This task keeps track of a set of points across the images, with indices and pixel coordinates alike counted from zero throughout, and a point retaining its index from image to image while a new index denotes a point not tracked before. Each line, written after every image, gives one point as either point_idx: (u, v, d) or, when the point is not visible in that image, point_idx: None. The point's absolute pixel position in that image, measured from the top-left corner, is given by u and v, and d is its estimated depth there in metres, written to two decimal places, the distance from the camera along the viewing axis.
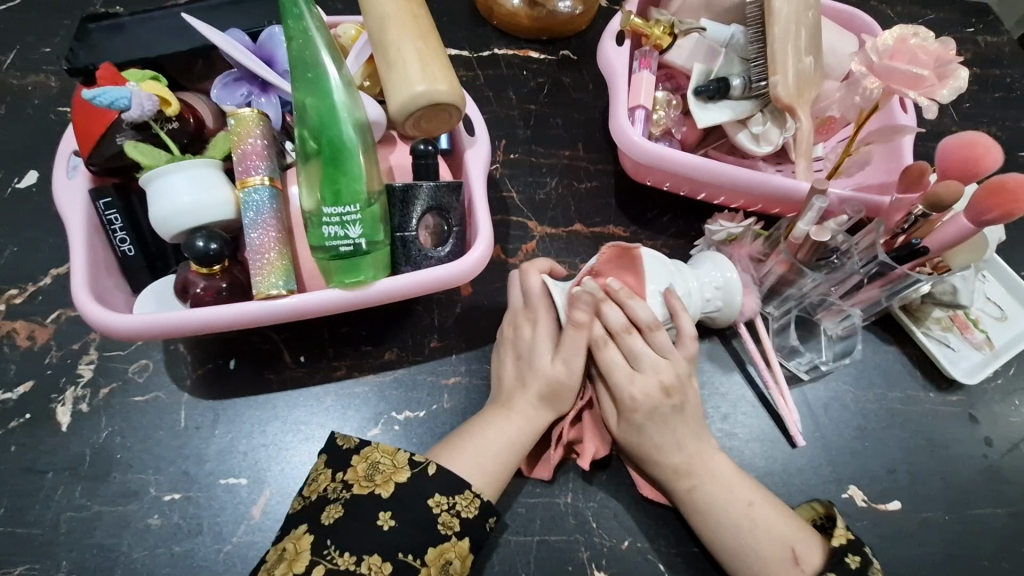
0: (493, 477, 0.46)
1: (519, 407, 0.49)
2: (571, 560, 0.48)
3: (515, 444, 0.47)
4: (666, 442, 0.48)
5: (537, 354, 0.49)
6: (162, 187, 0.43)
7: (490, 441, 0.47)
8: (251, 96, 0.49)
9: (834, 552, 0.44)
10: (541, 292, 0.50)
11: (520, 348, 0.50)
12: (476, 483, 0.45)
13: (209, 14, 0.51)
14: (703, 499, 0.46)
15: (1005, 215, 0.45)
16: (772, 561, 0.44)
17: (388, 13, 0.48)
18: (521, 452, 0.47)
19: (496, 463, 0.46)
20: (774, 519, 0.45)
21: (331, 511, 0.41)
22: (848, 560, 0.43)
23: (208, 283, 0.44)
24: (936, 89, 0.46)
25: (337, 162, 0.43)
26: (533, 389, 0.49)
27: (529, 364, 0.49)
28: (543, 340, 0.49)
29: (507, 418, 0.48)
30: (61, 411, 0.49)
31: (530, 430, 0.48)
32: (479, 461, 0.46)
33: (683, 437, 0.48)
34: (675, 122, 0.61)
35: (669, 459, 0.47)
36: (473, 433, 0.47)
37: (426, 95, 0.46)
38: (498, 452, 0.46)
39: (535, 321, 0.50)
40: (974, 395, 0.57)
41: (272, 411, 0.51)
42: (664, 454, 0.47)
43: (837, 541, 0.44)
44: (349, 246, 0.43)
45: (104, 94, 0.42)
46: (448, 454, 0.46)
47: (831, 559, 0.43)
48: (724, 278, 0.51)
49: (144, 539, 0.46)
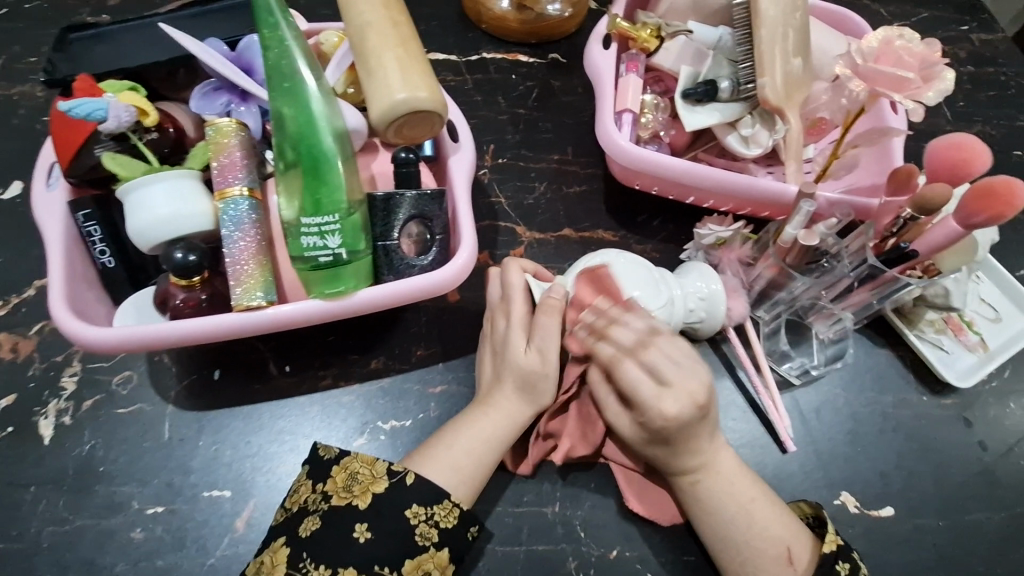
0: (469, 477, 0.45)
1: (497, 401, 0.48)
2: (558, 569, 0.48)
3: (491, 440, 0.46)
4: (690, 447, 0.45)
5: (510, 345, 0.48)
6: (140, 199, 0.43)
7: (466, 437, 0.46)
8: (231, 105, 0.48)
9: (825, 560, 0.43)
10: (521, 288, 0.49)
11: (496, 342, 0.49)
12: (452, 490, 0.44)
13: (190, 23, 0.50)
14: (705, 498, 0.45)
15: (994, 217, 0.44)
16: (767, 559, 0.43)
17: (368, 20, 0.47)
18: (499, 448, 0.47)
19: (468, 457, 0.45)
20: (771, 518, 0.44)
21: (308, 523, 0.41)
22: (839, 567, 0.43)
23: (187, 295, 0.43)
24: (922, 91, 0.45)
25: (317, 172, 0.43)
26: (510, 382, 0.48)
27: (505, 354, 0.48)
28: (516, 331, 0.48)
29: (484, 414, 0.47)
30: (44, 424, 0.49)
31: (508, 424, 0.47)
32: (456, 463, 0.45)
33: (703, 442, 0.45)
34: (664, 125, 0.60)
35: (683, 462, 0.45)
36: (449, 431, 0.47)
37: (406, 103, 0.46)
38: (473, 448, 0.46)
39: (508, 314, 0.49)
40: (969, 399, 0.57)
41: (256, 422, 0.50)
42: (681, 459, 0.45)
43: (828, 547, 0.43)
44: (329, 256, 0.43)
45: (80, 105, 0.43)
46: (426, 459, 0.45)
47: (822, 566, 0.43)
48: (708, 289, 0.52)
49: (126, 553, 0.46)
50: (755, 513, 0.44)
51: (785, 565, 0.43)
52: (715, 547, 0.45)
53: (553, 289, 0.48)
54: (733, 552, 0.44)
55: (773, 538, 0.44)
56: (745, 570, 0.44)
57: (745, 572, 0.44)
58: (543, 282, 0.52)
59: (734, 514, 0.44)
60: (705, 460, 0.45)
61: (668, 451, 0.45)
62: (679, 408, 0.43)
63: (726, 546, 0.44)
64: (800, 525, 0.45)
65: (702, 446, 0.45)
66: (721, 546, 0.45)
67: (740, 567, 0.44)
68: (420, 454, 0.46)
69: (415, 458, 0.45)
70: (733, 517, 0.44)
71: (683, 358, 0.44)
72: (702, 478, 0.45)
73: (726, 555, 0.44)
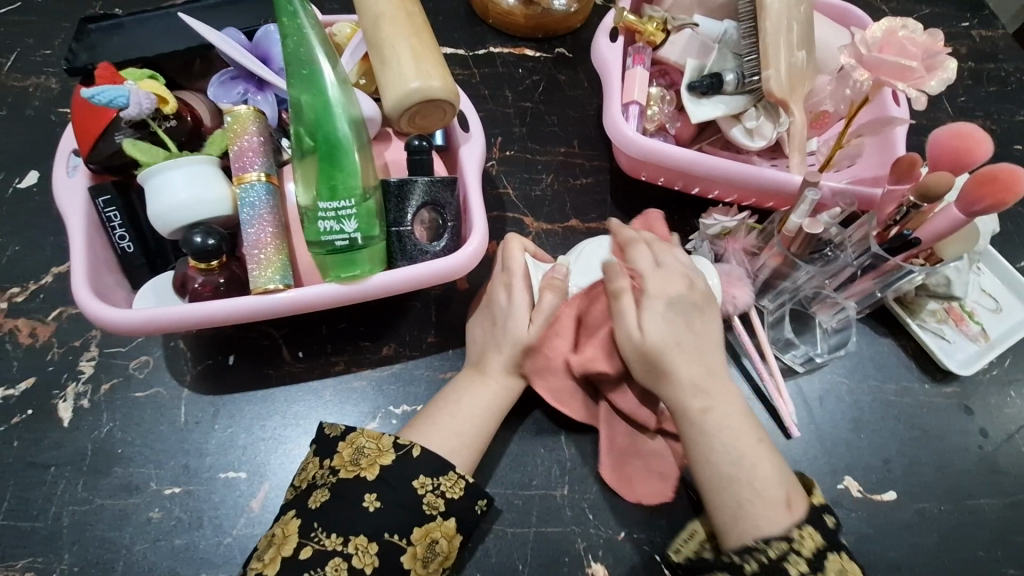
0: (470, 445, 0.46)
1: (493, 372, 0.49)
2: (567, 550, 0.49)
3: (493, 407, 0.48)
4: (687, 349, 0.46)
5: (511, 319, 0.49)
6: (160, 185, 0.44)
7: (465, 407, 0.48)
8: (247, 94, 0.49)
9: (814, 512, 0.41)
10: (521, 264, 0.50)
11: (495, 314, 0.50)
12: (456, 461, 0.45)
13: (207, 14, 0.51)
14: (709, 429, 0.43)
15: (995, 205, 0.46)
16: (766, 502, 0.41)
17: (383, 10, 0.48)
18: (498, 416, 0.48)
19: (471, 425, 0.47)
20: (768, 466, 0.42)
21: (318, 495, 0.42)
22: (826, 520, 0.41)
23: (206, 279, 0.44)
24: (925, 81, 0.47)
25: (333, 159, 0.44)
26: (509, 353, 0.49)
27: (505, 327, 0.49)
28: (520, 305, 0.49)
29: (483, 383, 0.49)
30: (63, 407, 0.50)
31: (505, 394, 0.49)
32: (455, 431, 0.46)
33: (706, 353, 0.46)
34: (669, 117, 0.61)
35: (691, 372, 0.45)
36: (449, 401, 0.48)
37: (420, 91, 0.47)
38: (473, 417, 0.47)
39: (510, 287, 0.50)
40: (969, 387, 0.57)
41: (271, 406, 0.51)
42: (685, 365, 0.45)
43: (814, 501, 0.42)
44: (344, 241, 0.43)
45: (102, 93, 0.43)
46: (423, 430, 0.46)
47: (811, 515, 0.41)
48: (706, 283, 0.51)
49: (145, 532, 0.47)
50: (757, 458, 0.42)
51: (783, 510, 0.40)
52: (709, 491, 0.43)
53: (556, 269, 0.50)
54: (730, 492, 0.42)
55: (774, 483, 0.42)
56: (742, 513, 0.41)
57: (739, 517, 0.41)
58: (542, 262, 0.53)
59: (737, 451, 0.43)
60: (707, 379, 0.45)
61: (669, 343, 0.45)
62: (676, 286, 0.48)
63: (722, 488, 0.42)
64: (794, 482, 0.43)
65: (706, 363, 0.46)
66: (716, 489, 0.42)
67: (737, 515, 0.41)
68: (419, 425, 0.46)
69: (417, 426, 0.46)
70: (738, 455, 0.42)
71: (683, 266, 0.49)
72: (711, 403, 0.44)
73: (719, 498, 0.42)
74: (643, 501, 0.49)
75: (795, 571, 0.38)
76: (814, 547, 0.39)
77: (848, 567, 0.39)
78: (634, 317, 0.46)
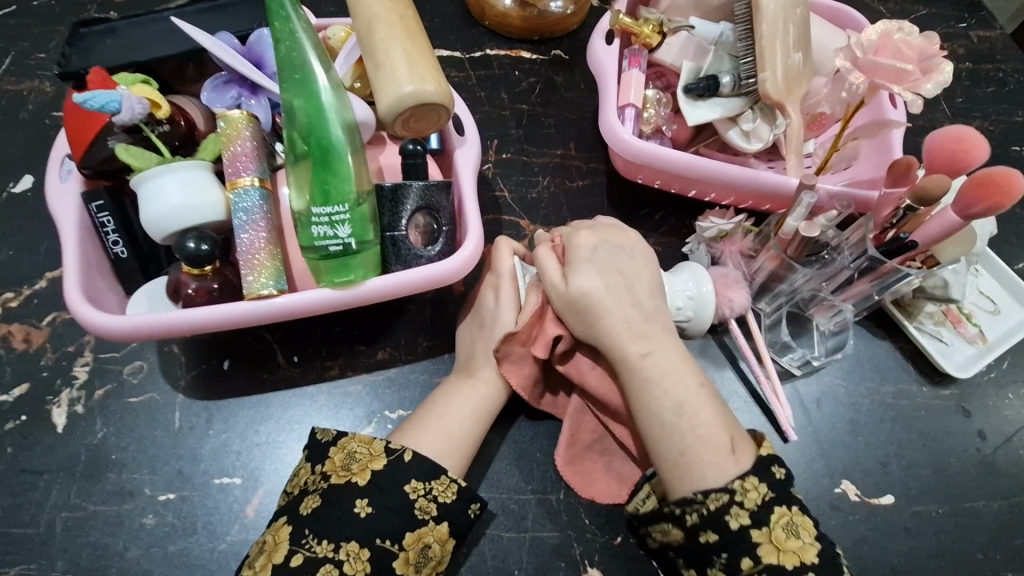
0: (460, 446, 0.46)
1: (482, 374, 0.49)
2: (563, 555, 0.48)
3: (480, 408, 0.48)
4: (620, 296, 0.46)
5: (500, 318, 0.49)
6: (152, 190, 0.43)
7: (455, 409, 0.47)
8: (240, 98, 0.49)
9: (762, 461, 0.42)
10: (510, 269, 0.50)
11: (483, 316, 0.51)
12: (446, 464, 0.45)
13: (200, 18, 0.51)
14: (649, 374, 0.44)
15: (992, 208, 0.45)
16: (709, 448, 0.42)
17: (377, 14, 0.48)
18: (488, 417, 0.48)
19: (461, 427, 0.47)
20: (711, 414, 0.43)
21: (309, 501, 0.42)
22: (775, 471, 0.42)
23: (200, 284, 0.44)
24: (921, 83, 0.46)
25: (325, 164, 0.43)
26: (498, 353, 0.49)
27: (493, 327, 0.50)
28: (506, 306, 0.49)
29: (472, 385, 0.49)
30: (57, 413, 0.50)
31: (493, 395, 0.49)
32: (446, 433, 0.46)
33: (638, 298, 0.47)
34: (665, 119, 0.61)
35: (622, 315, 0.46)
36: (437, 404, 0.48)
37: (414, 95, 0.46)
38: (463, 420, 0.47)
39: (498, 288, 0.50)
40: (967, 389, 0.57)
41: (265, 411, 0.51)
42: (617, 310, 0.46)
43: (762, 453, 0.43)
44: (338, 246, 0.43)
45: (94, 98, 0.42)
46: (411, 433, 0.45)
47: (759, 464, 0.42)
48: (698, 290, 0.52)
49: (138, 538, 0.46)
50: (700, 406, 0.43)
51: (726, 454, 0.42)
52: (655, 444, 0.43)
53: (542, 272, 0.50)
54: (674, 440, 0.42)
55: (714, 425, 0.43)
56: (685, 463, 0.42)
57: (685, 466, 0.42)
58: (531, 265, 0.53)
59: (678, 400, 0.43)
60: (643, 323, 0.46)
61: (596, 292, 0.46)
62: (600, 241, 0.49)
63: (666, 437, 0.43)
64: (738, 428, 0.44)
65: (639, 308, 0.46)
66: (660, 439, 0.43)
67: (681, 466, 0.42)
68: (407, 428, 0.46)
69: (407, 430, 0.46)
70: (679, 403, 0.43)
71: (609, 226, 0.51)
72: (648, 348, 0.45)
73: (666, 449, 0.43)
74: (598, 500, 0.49)
75: (736, 523, 0.40)
76: (758, 499, 0.40)
77: (793, 519, 0.40)
78: (560, 274, 0.47)
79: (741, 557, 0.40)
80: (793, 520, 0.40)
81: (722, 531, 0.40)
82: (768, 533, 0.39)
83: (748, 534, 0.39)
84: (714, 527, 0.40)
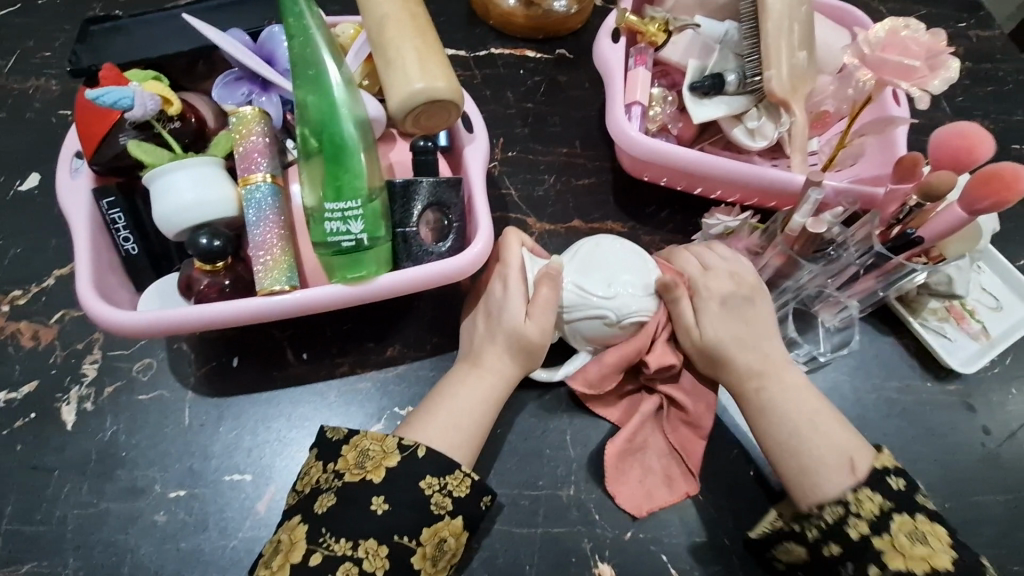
0: (469, 441, 0.46)
1: (487, 364, 0.49)
2: (573, 551, 0.48)
3: (484, 398, 0.48)
4: (744, 342, 0.50)
5: (506, 309, 0.49)
6: (165, 185, 0.44)
7: (460, 399, 0.48)
8: (252, 95, 0.49)
9: (876, 474, 0.43)
10: (517, 259, 0.51)
11: (490, 306, 0.51)
12: (457, 457, 0.45)
13: (210, 16, 0.52)
14: (768, 404, 0.48)
15: (998, 204, 0.46)
16: (829, 465, 0.44)
17: (387, 12, 0.48)
18: (493, 407, 0.48)
19: (469, 419, 0.47)
20: (833, 433, 0.46)
21: (324, 500, 0.42)
22: (890, 481, 0.43)
23: (212, 280, 0.44)
24: (929, 80, 0.47)
25: (338, 160, 0.44)
26: (502, 343, 0.49)
27: (500, 318, 0.50)
28: (515, 296, 0.49)
29: (479, 375, 0.49)
30: (66, 410, 0.50)
31: (500, 383, 0.49)
32: (453, 424, 0.46)
33: (759, 336, 0.50)
34: (671, 118, 0.61)
35: (745, 358, 0.49)
36: (443, 395, 0.48)
37: (424, 92, 0.47)
38: (471, 410, 0.47)
39: (505, 278, 0.50)
40: (971, 384, 0.58)
41: (276, 408, 0.51)
42: (741, 355, 0.49)
43: (880, 463, 0.44)
44: (351, 242, 0.43)
45: (107, 94, 0.43)
46: (419, 427, 0.46)
47: (871, 477, 0.43)
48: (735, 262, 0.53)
49: (150, 535, 0.46)
50: (820, 426, 0.46)
51: (844, 472, 0.44)
52: (778, 460, 0.46)
53: (551, 263, 0.50)
54: (794, 457, 0.45)
55: (834, 445, 0.45)
56: (804, 479, 0.45)
57: (803, 483, 0.44)
58: (539, 258, 0.53)
59: (798, 422, 0.46)
60: (763, 361, 0.49)
61: (724, 340, 0.49)
62: (731, 284, 0.52)
63: (787, 455, 0.46)
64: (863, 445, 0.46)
65: (759, 346, 0.50)
66: (782, 454, 0.46)
67: (799, 478, 0.45)
68: (415, 422, 0.46)
69: (414, 424, 0.46)
70: (798, 425, 0.46)
71: (726, 257, 0.53)
72: (764, 384, 0.48)
73: (786, 462, 0.46)
74: (619, 501, 0.49)
75: (856, 533, 0.42)
76: (874, 510, 0.42)
77: (918, 528, 0.41)
78: (693, 318, 0.50)
79: (865, 565, 0.41)
80: (917, 529, 0.41)
81: (843, 543, 0.42)
82: (889, 539, 0.41)
83: (868, 542, 0.41)
84: (834, 539, 0.42)
